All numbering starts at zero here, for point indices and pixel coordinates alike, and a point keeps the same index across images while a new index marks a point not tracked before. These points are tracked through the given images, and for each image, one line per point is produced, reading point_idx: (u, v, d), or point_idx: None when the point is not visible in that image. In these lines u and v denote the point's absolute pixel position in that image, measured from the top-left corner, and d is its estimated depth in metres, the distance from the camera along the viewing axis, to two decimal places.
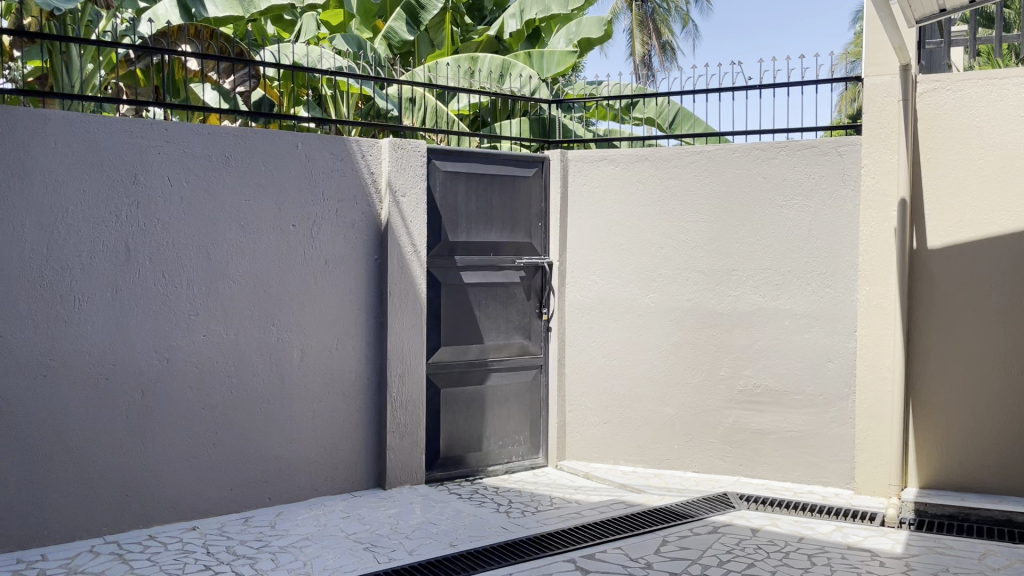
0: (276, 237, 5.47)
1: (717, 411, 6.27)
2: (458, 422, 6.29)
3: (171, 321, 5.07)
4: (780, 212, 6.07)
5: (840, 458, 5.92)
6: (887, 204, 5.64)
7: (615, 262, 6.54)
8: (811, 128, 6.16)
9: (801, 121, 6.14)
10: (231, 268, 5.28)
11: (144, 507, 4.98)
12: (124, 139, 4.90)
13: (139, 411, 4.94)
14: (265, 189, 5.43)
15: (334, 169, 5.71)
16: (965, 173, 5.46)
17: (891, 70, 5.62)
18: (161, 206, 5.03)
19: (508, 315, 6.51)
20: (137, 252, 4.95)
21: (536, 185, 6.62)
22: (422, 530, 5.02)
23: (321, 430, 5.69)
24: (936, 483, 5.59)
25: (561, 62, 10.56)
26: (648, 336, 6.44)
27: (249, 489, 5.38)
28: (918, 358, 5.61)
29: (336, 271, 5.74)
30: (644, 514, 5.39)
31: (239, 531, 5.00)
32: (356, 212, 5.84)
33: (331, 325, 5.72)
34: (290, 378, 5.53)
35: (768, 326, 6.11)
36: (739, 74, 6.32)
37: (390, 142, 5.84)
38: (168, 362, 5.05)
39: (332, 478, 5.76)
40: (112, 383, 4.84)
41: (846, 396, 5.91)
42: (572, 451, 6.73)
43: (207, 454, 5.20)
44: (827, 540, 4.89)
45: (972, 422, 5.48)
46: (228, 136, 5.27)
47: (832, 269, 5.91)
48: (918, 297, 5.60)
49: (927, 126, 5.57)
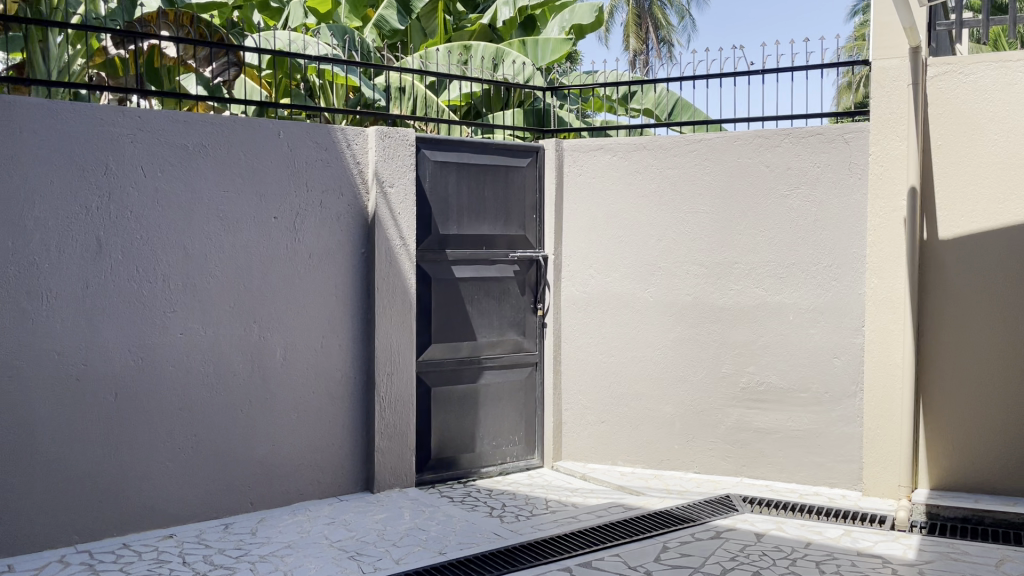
0: (257, 230, 5.21)
1: (718, 410, 6.04)
2: (450, 422, 6.05)
3: (146, 319, 4.82)
4: (784, 202, 5.83)
5: (849, 459, 5.69)
6: (896, 193, 5.42)
7: (612, 255, 6.30)
8: (815, 115, 5.89)
9: (805, 108, 5.88)
10: (209, 263, 5.03)
11: (118, 514, 4.74)
12: (94, 128, 4.65)
13: (111, 414, 4.69)
14: (245, 180, 5.17)
15: (318, 159, 5.46)
16: (978, 161, 5.22)
17: (900, 52, 5.38)
18: (133, 198, 4.78)
19: (502, 311, 6.27)
20: (109, 246, 4.70)
21: (530, 176, 6.38)
22: (410, 537, 4.78)
23: (306, 432, 5.44)
24: (946, 484, 5.36)
25: (557, 50, 10.28)
26: (647, 332, 6.20)
27: (230, 494, 5.13)
28: (927, 353, 5.38)
29: (321, 266, 5.49)
30: (644, 518, 5.16)
31: (219, 538, 4.75)
32: (341, 204, 5.58)
33: (316, 323, 5.47)
34: (273, 378, 5.28)
35: (771, 321, 5.88)
36: (740, 59, 6.06)
37: (376, 130, 5.59)
38: (143, 362, 4.80)
39: (318, 481, 5.51)
40: (84, 385, 4.60)
41: (851, 394, 5.68)
42: (569, 452, 6.49)
43: (186, 458, 4.96)
44: (836, 545, 4.66)
45: (981, 420, 5.26)
46: (206, 124, 5.02)
47: (838, 262, 5.68)
48: (929, 291, 5.36)
49: (939, 111, 5.33)
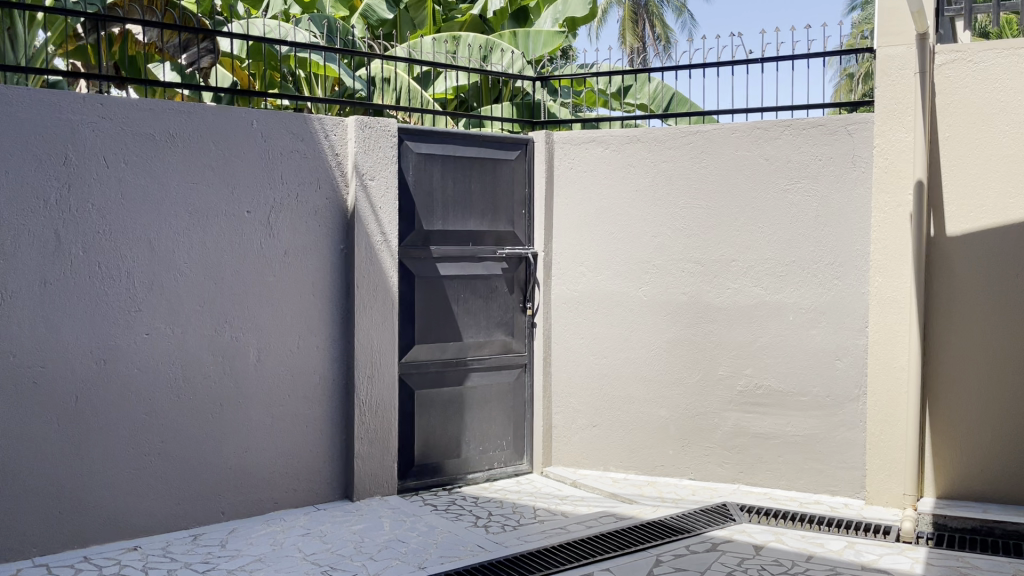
0: (228, 225, 4.94)
1: (715, 413, 5.78)
2: (434, 426, 5.79)
3: (109, 319, 4.55)
4: (784, 197, 5.57)
5: (851, 465, 5.44)
6: (902, 187, 5.16)
7: (604, 251, 6.04)
8: (802, 107, 5.69)
9: (791, 99, 5.67)
10: (177, 260, 4.76)
11: (79, 525, 4.47)
12: (52, 115, 4.37)
13: (70, 419, 4.42)
14: (216, 172, 4.90)
15: (294, 150, 5.19)
16: (987, 153, 4.97)
17: (907, 39, 5.12)
18: (95, 191, 4.50)
19: (489, 311, 6.00)
20: (69, 242, 4.43)
21: (519, 170, 6.11)
22: (389, 550, 4.52)
23: (281, 437, 5.17)
24: (954, 494, 5.10)
25: (548, 41, 10.02)
26: (641, 333, 5.94)
27: (200, 503, 4.86)
28: (933, 355, 5.12)
29: (297, 263, 5.22)
30: (636, 528, 4.90)
31: (185, 551, 4.48)
32: (319, 197, 5.32)
33: (292, 322, 5.20)
34: (246, 381, 5.01)
35: (771, 322, 5.62)
36: (738, 47, 5.80)
37: (356, 120, 5.32)
38: (106, 364, 4.53)
39: (294, 489, 5.25)
40: (42, 388, 4.33)
41: (854, 398, 5.43)
42: (559, 457, 6.23)
43: (152, 465, 4.69)
44: (838, 559, 4.40)
45: (990, 428, 5.01)
46: (174, 113, 4.74)
47: (840, 259, 5.43)
48: (935, 290, 5.11)
49: (947, 101, 5.07)
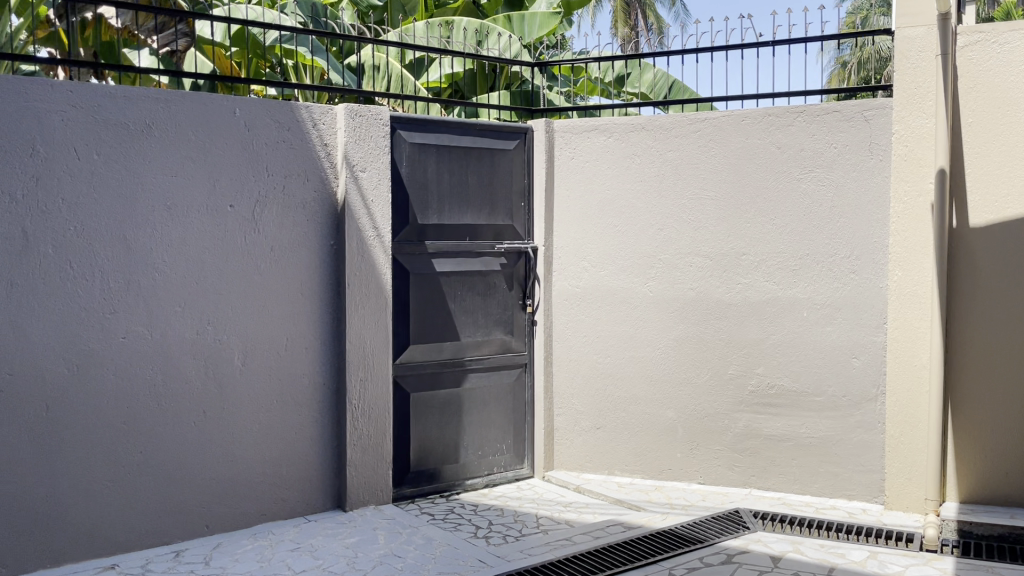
0: (209, 221, 4.64)
1: (725, 415, 5.52)
2: (431, 430, 5.51)
3: (82, 321, 4.25)
4: (797, 186, 5.30)
5: (868, 469, 5.19)
6: (923, 176, 4.90)
7: (607, 245, 5.76)
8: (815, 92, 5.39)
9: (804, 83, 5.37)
10: (155, 257, 4.47)
11: (52, 544, 4.17)
12: (18, 103, 4.05)
13: (41, 429, 4.12)
14: (196, 164, 4.59)
15: (279, 140, 4.89)
16: (1015, 140, 4.69)
17: (927, 20, 4.84)
18: (66, 184, 4.20)
19: (487, 308, 5.72)
20: (37, 239, 4.12)
21: (517, 160, 5.82)
22: (385, 565, 4.25)
23: (269, 444, 4.89)
24: (979, 498, 4.85)
25: (544, 24, 9.70)
26: (647, 330, 5.67)
27: (182, 516, 4.58)
28: (956, 353, 4.87)
29: (284, 260, 4.93)
30: (646, 538, 4.64)
31: (167, 569, 4.20)
32: (307, 190, 5.02)
33: (279, 323, 4.91)
34: (230, 386, 4.72)
35: (785, 319, 5.36)
36: (747, 29, 5.50)
37: (346, 108, 5.02)
38: (79, 370, 4.23)
39: (283, 499, 4.96)
40: (8, 398, 4.03)
41: (872, 398, 5.18)
42: (561, 461, 5.96)
43: (130, 477, 4.40)
44: (862, 572, 4.15)
45: (1016, 429, 4.76)
46: (150, 99, 4.44)
47: (857, 252, 5.16)
48: (958, 284, 4.84)
49: (971, 84, 4.80)
